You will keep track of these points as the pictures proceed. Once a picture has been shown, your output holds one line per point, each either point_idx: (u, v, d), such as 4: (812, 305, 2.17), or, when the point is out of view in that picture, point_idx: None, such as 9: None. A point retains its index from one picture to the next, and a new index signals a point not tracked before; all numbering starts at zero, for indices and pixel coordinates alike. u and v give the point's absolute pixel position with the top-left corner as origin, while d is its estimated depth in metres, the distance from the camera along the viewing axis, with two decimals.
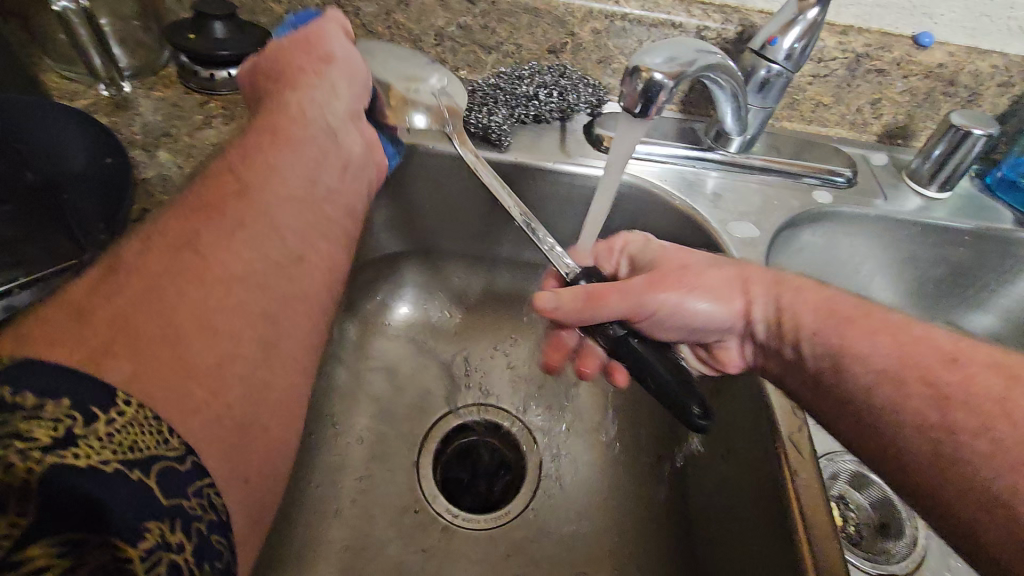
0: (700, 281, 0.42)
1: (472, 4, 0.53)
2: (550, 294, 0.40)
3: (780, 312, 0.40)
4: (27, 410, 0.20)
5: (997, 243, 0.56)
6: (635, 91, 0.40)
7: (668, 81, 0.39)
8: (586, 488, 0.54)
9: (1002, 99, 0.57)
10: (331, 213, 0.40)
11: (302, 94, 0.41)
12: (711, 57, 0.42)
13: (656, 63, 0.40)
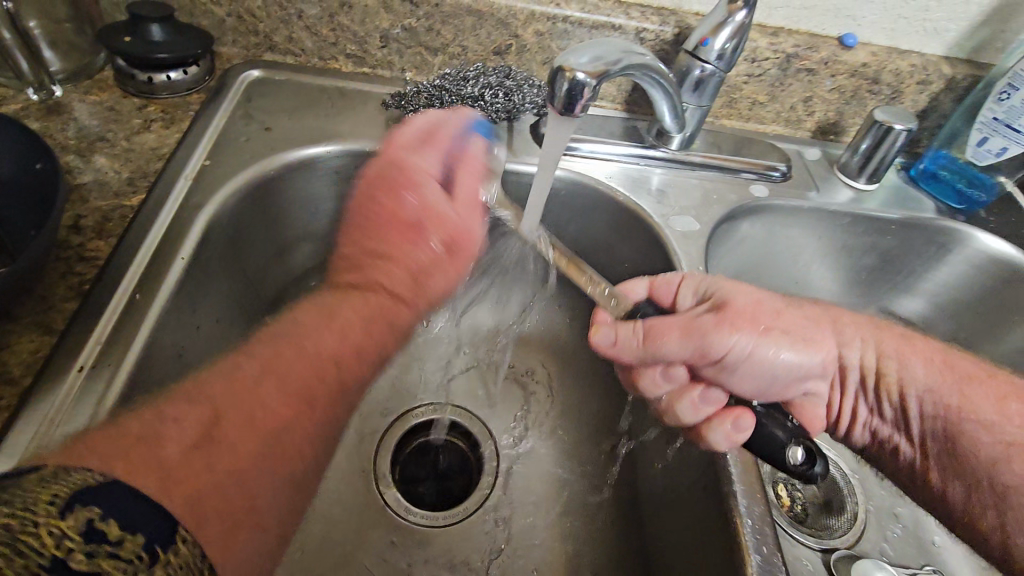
0: (789, 326, 0.41)
1: (415, 7, 0.53)
2: (607, 330, 0.40)
3: (883, 365, 0.42)
4: (112, 545, 0.21)
5: (922, 232, 0.59)
6: (558, 93, 0.33)
7: (593, 80, 0.33)
8: (544, 481, 0.53)
9: (922, 96, 0.60)
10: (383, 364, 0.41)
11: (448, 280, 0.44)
12: (636, 57, 0.37)
13: (580, 62, 0.33)
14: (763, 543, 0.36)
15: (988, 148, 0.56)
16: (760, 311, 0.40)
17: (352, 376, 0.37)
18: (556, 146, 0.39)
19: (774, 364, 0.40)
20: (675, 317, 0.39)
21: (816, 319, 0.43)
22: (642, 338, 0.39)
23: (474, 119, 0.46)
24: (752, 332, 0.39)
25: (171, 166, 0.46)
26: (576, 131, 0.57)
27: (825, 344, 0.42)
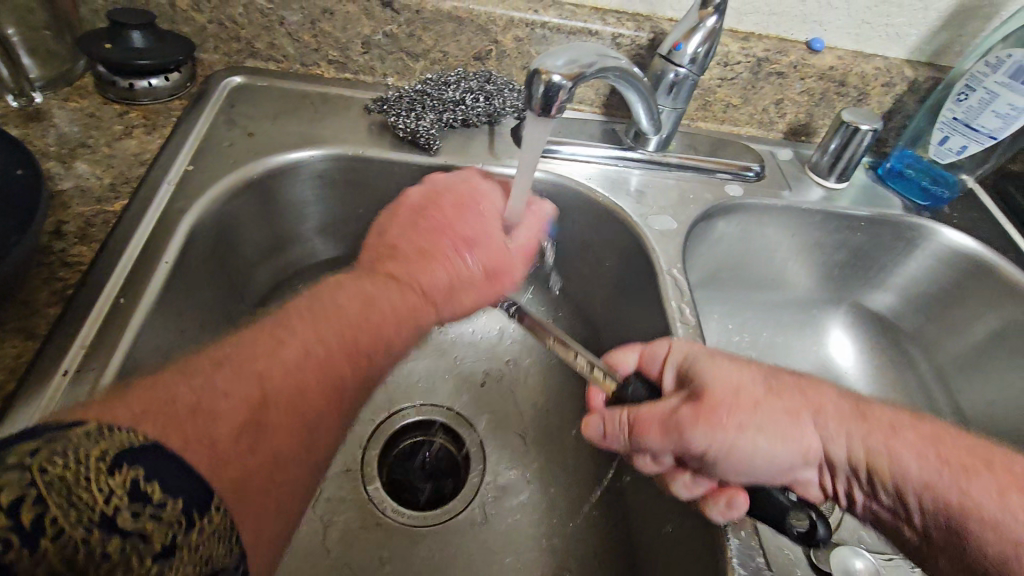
0: (766, 416, 0.35)
1: (396, 14, 0.54)
2: (596, 423, 0.39)
3: (868, 457, 0.36)
4: (153, 506, 0.22)
5: (890, 227, 0.62)
6: (534, 96, 0.35)
7: (568, 82, 0.34)
8: (529, 477, 0.54)
9: (887, 98, 0.63)
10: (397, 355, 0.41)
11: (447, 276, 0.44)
12: (610, 60, 0.38)
13: (556, 65, 0.34)
14: (741, 528, 0.37)
15: (949, 146, 0.58)
16: (736, 405, 0.35)
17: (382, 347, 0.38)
18: (535, 145, 0.40)
19: (752, 463, 0.35)
20: (653, 410, 0.37)
21: (797, 406, 0.36)
22: (625, 430, 0.38)
23: (549, 213, 0.50)
24: (727, 429, 0.34)
25: (154, 171, 0.46)
26: (556, 134, 0.58)
27: (800, 433, 0.36)
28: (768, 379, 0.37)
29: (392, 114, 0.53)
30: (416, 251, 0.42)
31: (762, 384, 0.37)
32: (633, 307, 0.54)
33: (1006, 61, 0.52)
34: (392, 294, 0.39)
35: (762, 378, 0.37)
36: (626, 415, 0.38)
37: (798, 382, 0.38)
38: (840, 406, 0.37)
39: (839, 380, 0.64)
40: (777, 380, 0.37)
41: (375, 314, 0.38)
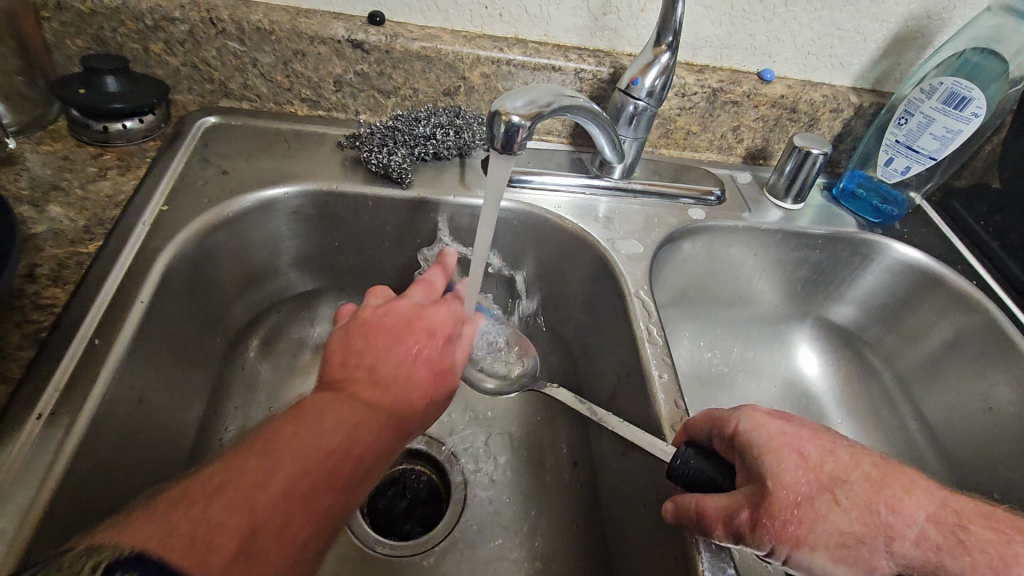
0: (819, 530, 0.32)
1: (366, 54, 0.56)
2: (672, 508, 0.37)
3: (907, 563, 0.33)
4: None
5: (847, 244, 0.65)
6: (496, 135, 0.36)
7: (526, 123, 0.36)
8: (509, 501, 0.55)
9: (836, 123, 0.66)
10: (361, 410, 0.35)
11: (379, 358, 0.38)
12: (567, 99, 0.40)
13: (516, 106, 0.36)
14: (713, 542, 0.37)
15: (894, 167, 0.62)
16: (783, 529, 0.32)
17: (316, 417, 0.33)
18: (498, 182, 0.42)
19: (812, 574, 0.33)
20: (721, 516, 0.35)
21: (840, 521, 0.32)
22: (694, 516, 0.36)
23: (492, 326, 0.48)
24: (784, 546, 0.33)
25: (129, 212, 0.47)
26: (526, 166, 0.60)
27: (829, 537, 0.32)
28: (835, 491, 0.33)
29: (364, 149, 0.55)
30: (363, 373, 0.37)
31: (827, 495, 0.33)
32: (605, 329, 0.56)
33: (940, 87, 0.56)
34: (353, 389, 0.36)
35: (828, 487, 0.33)
36: (692, 505, 0.36)
37: (873, 487, 0.34)
38: (920, 524, 0.33)
39: (806, 391, 0.66)
40: (845, 486, 0.33)
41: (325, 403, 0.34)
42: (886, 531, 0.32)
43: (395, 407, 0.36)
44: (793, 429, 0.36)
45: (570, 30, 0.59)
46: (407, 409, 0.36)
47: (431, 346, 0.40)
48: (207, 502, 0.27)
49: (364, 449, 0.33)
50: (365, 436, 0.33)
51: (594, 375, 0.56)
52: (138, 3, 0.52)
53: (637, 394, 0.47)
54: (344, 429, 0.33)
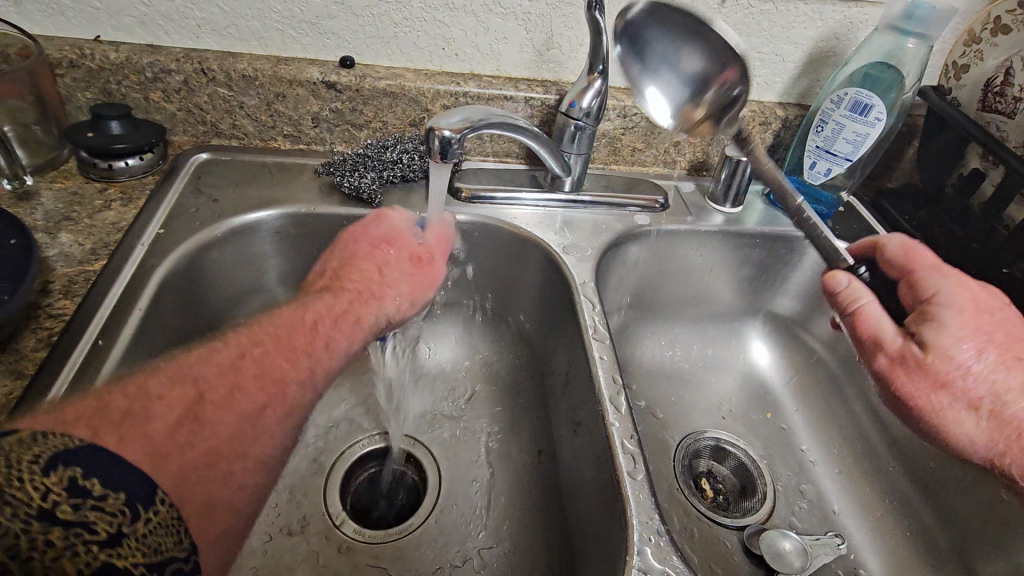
0: (917, 387, 0.47)
1: (339, 93, 0.64)
2: (844, 277, 0.50)
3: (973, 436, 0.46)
4: (95, 497, 0.26)
5: (782, 241, 0.72)
6: (433, 147, 0.43)
7: (458, 135, 0.43)
8: (480, 488, 0.59)
9: (768, 134, 0.74)
10: (308, 320, 0.47)
11: (357, 269, 0.54)
12: (497, 114, 0.47)
13: (449, 122, 0.43)
14: (640, 491, 0.42)
15: (818, 170, 0.68)
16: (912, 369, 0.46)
17: (256, 340, 0.43)
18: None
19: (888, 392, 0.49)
20: (942, 366, 0.46)
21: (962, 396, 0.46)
22: (847, 308, 0.50)
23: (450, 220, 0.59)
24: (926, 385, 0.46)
25: (130, 235, 0.54)
26: (486, 184, 0.67)
27: (921, 398, 0.47)
28: (973, 382, 0.46)
29: (338, 174, 0.62)
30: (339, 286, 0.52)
31: (967, 381, 0.46)
32: (558, 321, 0.61)
33: (846, 98, 0.63)
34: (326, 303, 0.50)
35: (976, 381, 0.46)
36: (852, 307, 0.49)
37: (1017, 409, 0.45)
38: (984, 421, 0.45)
39: (761, 383, 0.75)
40: (992, 391, 0.45)
41: (287, 325, 0.46)
42: (971, 410, 0.46)
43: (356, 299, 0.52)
44: (987, 327, 0.47)
45: (519, 64, 0.67)
46: (365, 292, 0.53)
47: (387, 255, 0.55)
48: (164, 397, 0.36)
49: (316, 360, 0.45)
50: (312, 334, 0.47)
51: (551, 366, 0.62)
52: (140, 59, 0.60)
53: (582, 375, 0.53)
54: (291, 348, 0.44)
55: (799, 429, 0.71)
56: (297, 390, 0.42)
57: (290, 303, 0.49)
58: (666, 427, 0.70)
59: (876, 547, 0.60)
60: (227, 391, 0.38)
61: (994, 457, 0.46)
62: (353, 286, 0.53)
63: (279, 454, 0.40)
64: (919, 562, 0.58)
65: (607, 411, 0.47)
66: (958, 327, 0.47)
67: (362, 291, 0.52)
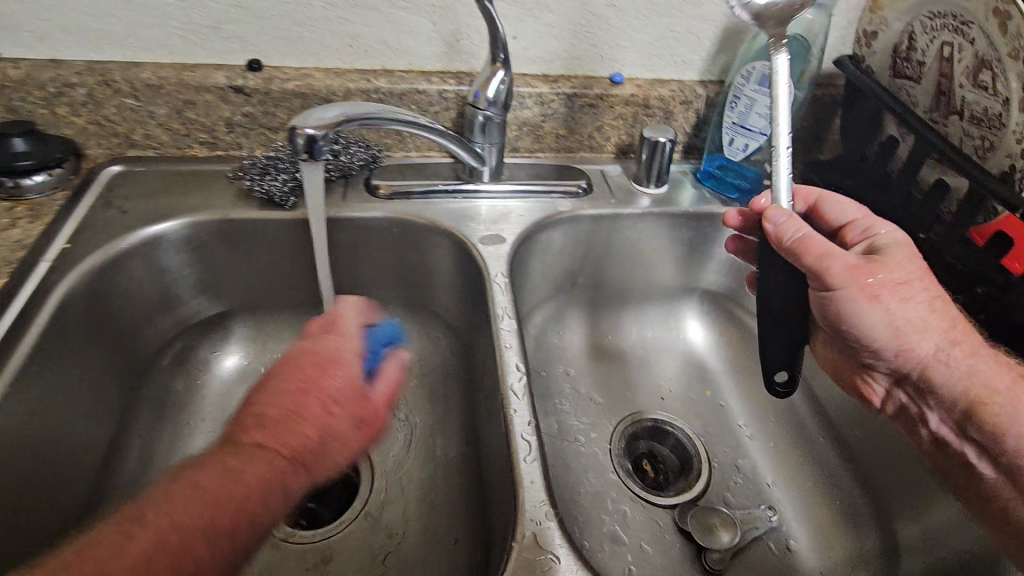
0: (881, 279, 0.46)
1: (248, 97, 0.63)
2: (782, 212, 0.48)
3: (930, 334, 0.46)
4: None
5: (708, 219, 0.72)
6: (297, 147, 0.46)
7: (319, 133, 0.46)
8: (410, 483, 0.60)
9: (690, 113, 0.74)
10: (249, 448, 0.36)
11: (312, 411, 0.38)
12: (367, 109, 0.51)
13: (310, 121, 0.46)
14: (532, 476, 0.43)
15: (736, 146, 0.69)
16: (872, 268, 0.46)
17: (176, 493, 0.33)
18: (314, 184, 0.53)
19: (851, 302, 0.46)
20: (893, 263, 0.47)
21: (918, 293, 0.46)
22: (795, 236, 0.47)
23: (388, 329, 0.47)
24: (886, 281, 0.46)
25: (35, 251, 0.54)
26: (405, 180, 0.67)
27: (881, 293, 0.46)
28: (926, 283, 0.47)
29: (247, 178, 0.62)
30: (279, 412, 0.38)
31: (920, 281, 0.47)
32: (477, 313, 0.61)
33: (753, 72, 0.64)
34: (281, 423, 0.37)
35: (926, 285, 0.47)
36: (801, 232, 0.47)
37: (956, 311, 0.47)
38: (941, 322, 0.46)
39: (700, 362, 0.75)
40: (937, 293, 0.47)
41: (234, 468, 0.35)
42: (928, 305, 0.46)
43: (293, 444, 0.37)
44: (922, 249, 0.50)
45: (430, 57, 0.67)
46: (307, 448, 0.37)
47: (334, 384, 0.39)
48: None
49: (257, 509, 0.34)
50: (259, 487, 0.35)
51: (475, 357, 0.62)
52: (40, 74, 0.59)
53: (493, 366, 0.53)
54: (241, 503, 0.34)
55: (736, 406, 0.71)
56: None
57: (217, 453, 0.36)
58: (604, 412, 0.70)
59: (805, 517, 0.61)
60: (174, 561, 0.31)
61: (944, 342, 0.46)
62: (289, 431, 0.37)
63: None
64: (843, 527, 0.59)
65: (507, 401, 0.48)
66: (899, 246, 0.49)
67: (308, 457, 0.37)
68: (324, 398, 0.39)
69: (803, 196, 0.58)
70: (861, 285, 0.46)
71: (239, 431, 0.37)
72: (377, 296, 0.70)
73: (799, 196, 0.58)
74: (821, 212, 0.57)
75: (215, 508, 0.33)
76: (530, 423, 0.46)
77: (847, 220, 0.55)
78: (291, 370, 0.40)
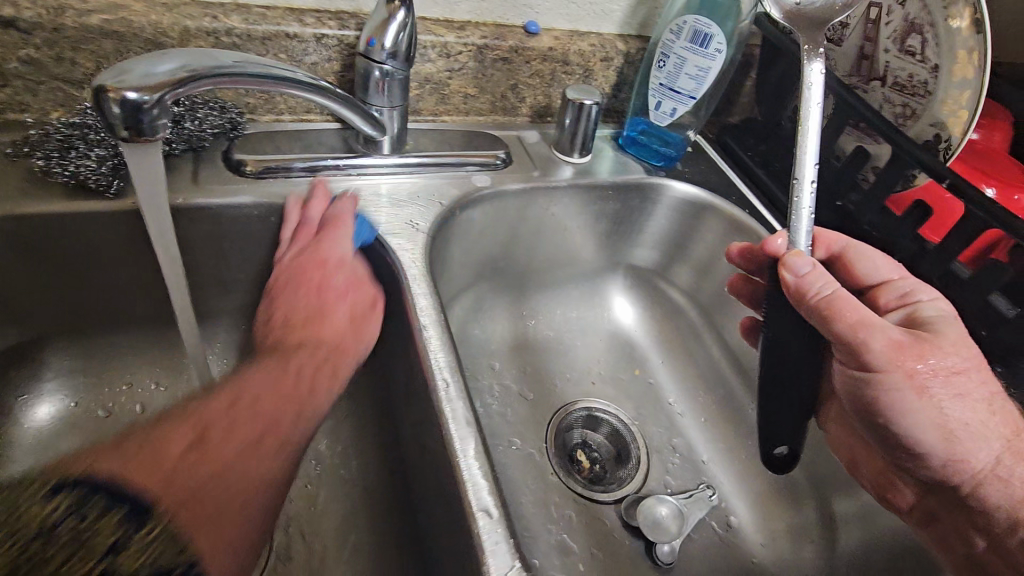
0: (934, 370, 0.42)
1: (26, 35, 0.44)
2: (804, 262, 0.44)
3: (990, 450, 0.43)
4: (37, 536, 0.26)
5: (634, 191, 0.67)
6: (111, 117, 0.32)
7: (146, 98, 0.33)
8: (325, 532, 0.49)
9: (610, 72, 0.66)
10: (258, 370, 0.43)
11: (325, 283, 0.50)
12: (225, 63, 0.37)
13: (129, 78, 0.32)
14: (491, 534, 0.35)
15: (663, 110, 0.64)
16: (920, 352, 0.42)
17: (214, 389, 0.40)
18: (151, 168, 0.40)
19: (894, 393, 0.43)
20: (944, 350, 0.43)
21: (978, 393, 0.43)
22: (821, 294, 0.43)
23: (373, 222, 0.52)
24: (937, 371, 0.42)
25: None
26: (280, 151, 0.53)
27: (934, 389, 0.42)
28: (984, 379, 0.43)
29: (40, 154, 0.44)
30: (302, 317, 0.49)
31: (979, 376, 0.43)
32: (392, 322, 0.51)
33: (685, 27, 0.58)
34: (305, 323, 0.49)
35: (985, 383, 0.43)
36: (827, 289, 0.43)
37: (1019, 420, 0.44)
38: (1000, 432, 0.43)
39: (627, 340, 0.71)
40: (994, 392, 0.44)
41: (253, 377, 0.42)
42: (987, 410, 0.43)
43: (322, 337, 0.48)
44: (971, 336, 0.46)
45: None
46: (332, 335, 0.49)
47: (345, 289, 0.51)
48: (132, 438, 0.33)
49: (284, 396, 0.41)
50: (284, 371, 0.43)
51: (393, 372, 0.52)
52: None
53: (424, 388, 0.44)
54: (251, 391, 0.40)
55: (668, 384, 0.69)
56: (275, 445, 0.38)
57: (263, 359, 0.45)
58: (536, 407, 0.64)
59: (745, 494, 0.60)
60: (232, 425, 0.37)
61: (1003, 456, 0.43)
62: (310, 336, 0.48)
63: (271, 502, 0.36)
64: (781, 498, 0.60)
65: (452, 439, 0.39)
66: (948, 322, 0.45)
67: (339, 342, 0.48)
68: (326, 298, 0.50)
69: (826, 243, 0.53)
70: (904, 366, 0.42)
71: (269, 334, 0.49)
72: (257, 300, 0.56)
73: (821, 243, 0.53)
74: (849, 265, 0.52)
75: (235, 389, 0.40)
76: (463, 415, 0.40)
77: (883, 279, 0.51)
78: (290, 288, 0.51)
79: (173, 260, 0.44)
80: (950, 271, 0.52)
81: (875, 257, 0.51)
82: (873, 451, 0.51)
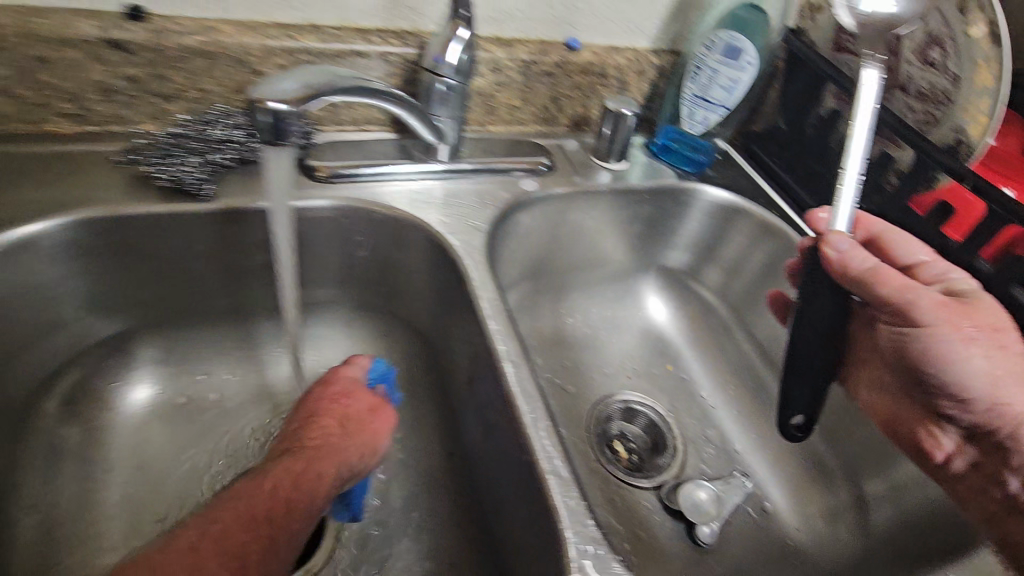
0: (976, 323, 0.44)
1: (130, 55, 0.49)
2: (844, 237, 0.45)
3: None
4: None
5: (667, 195, 0.71)
6: (264, 126, 0.37)
7: (293, 108, 0.37)
8: (393, 509, 0.53)
9: (644, 84, 0.71)
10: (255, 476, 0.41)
11: (326, 410, 0.48)
12: (347, 79, 0.42)
13: (279, 91, 0.37)
14: (566, 495, 0.39)
15: (696, 118, 0.68)
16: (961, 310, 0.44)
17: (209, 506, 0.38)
18: (281, 170, 0.45)
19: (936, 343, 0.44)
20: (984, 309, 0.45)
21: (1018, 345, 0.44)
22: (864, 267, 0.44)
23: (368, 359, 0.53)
24: (978, 325, 0.44)
25: None
26: (347, 159, 0.57)
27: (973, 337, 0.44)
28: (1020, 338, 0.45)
29: (149, 162, 0.49)
30: (299, 426, 0.47)
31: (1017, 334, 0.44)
32: (453, 315, 0.55)
33: (719, 41, 0.63)
34: (302, 432, 0.46)
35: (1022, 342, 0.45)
36: (869, 262, 0.44)
37: None
38: None
39: (660, 337, 0.75)
40: None
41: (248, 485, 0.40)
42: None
43: (319, 441, 0.45)
44: None
45: (366, 12, 0.56)
46: (330, 439, 0.45)
47: (347, 406, 0.48)
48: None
49: (284, 503, 0.39)
50: (282, 472, 0.41)
51: (452, 362, 0.56)
52: None
53: (489, 373, 0.48)
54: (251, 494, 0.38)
55: (701, 378, 0.72)
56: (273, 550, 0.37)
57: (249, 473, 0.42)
58: (578, 399, 0.67)
59: (778, 480, 0.64)
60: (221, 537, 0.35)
61: None
62: (305, 447, 0.44)
63: None
64: (814, 484, 0.63)
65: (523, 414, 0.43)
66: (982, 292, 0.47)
67: (333, 440, 0.45)
68: (321, 413, 0.47)
69: (865, 226, 0.55)
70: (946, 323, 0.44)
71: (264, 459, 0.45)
72: (321, 296, 0.60)
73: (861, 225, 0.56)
74: (886, 247, 0.55)
75: (232, 497, 0.38)
76: (530, 393, 0.44)
77: (917, 259, 0.53)
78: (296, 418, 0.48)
79: (290, 259, 0.49)
80: (970, 266, 0.56)
81: (908, 238, 0.54)
82: (906, 399, 0.51)
